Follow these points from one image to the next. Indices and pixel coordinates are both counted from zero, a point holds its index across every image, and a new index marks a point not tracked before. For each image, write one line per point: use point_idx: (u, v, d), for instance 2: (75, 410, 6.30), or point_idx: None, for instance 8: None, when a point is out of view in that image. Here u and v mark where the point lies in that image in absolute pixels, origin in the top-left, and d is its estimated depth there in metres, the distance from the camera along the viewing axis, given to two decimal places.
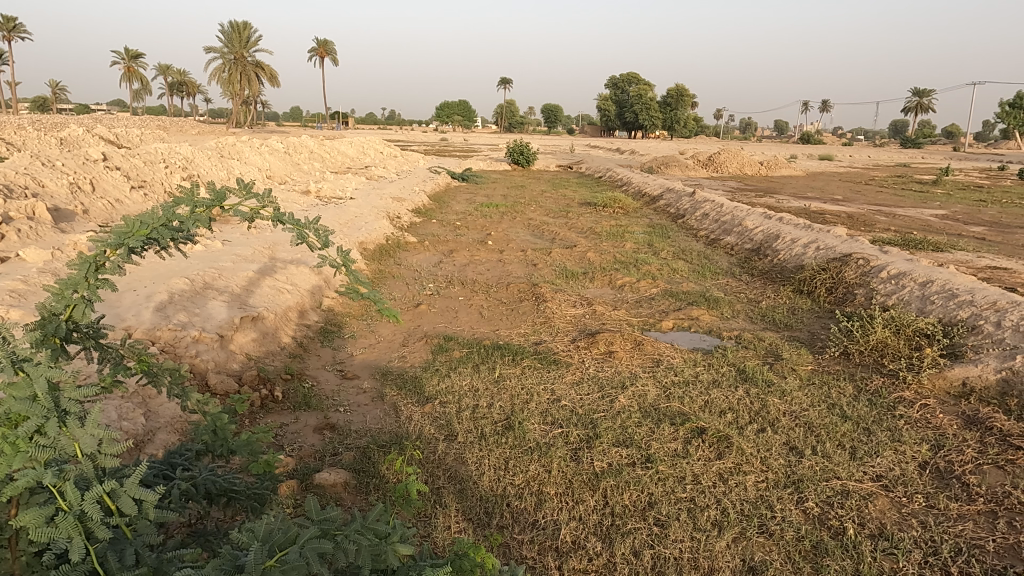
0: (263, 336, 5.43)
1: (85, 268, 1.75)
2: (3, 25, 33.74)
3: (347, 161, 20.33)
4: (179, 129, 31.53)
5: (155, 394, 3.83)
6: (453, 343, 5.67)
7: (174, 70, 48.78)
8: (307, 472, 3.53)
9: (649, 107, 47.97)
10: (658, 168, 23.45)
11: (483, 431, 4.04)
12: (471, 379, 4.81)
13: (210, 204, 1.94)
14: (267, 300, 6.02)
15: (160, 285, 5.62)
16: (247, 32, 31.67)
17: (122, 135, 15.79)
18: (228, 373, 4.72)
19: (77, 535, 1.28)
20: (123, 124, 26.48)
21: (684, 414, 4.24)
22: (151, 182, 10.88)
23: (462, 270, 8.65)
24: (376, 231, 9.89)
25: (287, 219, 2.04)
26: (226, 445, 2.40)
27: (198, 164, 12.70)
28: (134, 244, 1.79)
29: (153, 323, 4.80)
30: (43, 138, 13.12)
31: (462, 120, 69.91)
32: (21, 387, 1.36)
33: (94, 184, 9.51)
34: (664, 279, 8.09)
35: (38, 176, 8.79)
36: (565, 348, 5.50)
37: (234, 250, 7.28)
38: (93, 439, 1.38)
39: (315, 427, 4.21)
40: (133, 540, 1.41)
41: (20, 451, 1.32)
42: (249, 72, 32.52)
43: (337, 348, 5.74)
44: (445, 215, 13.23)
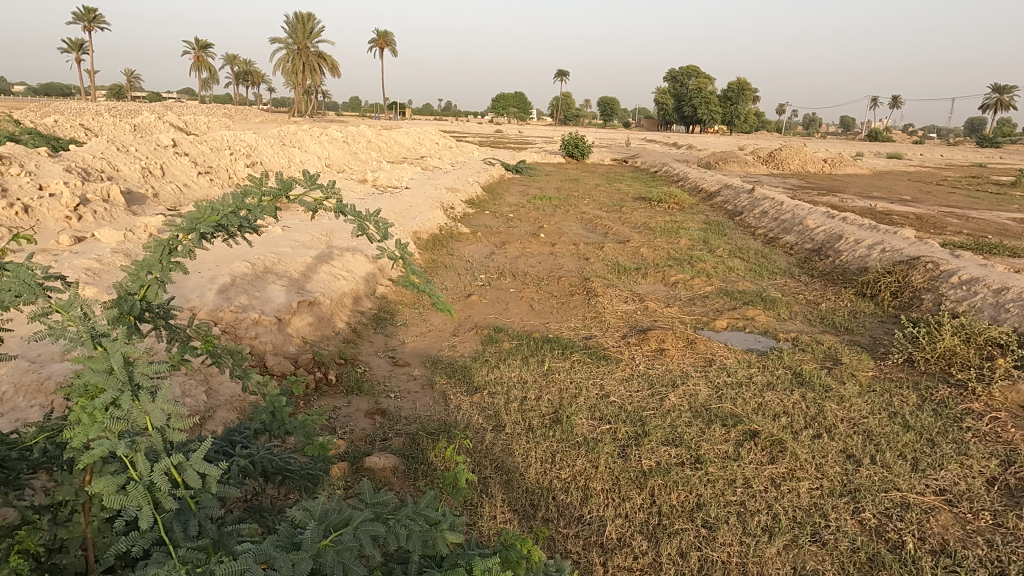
0: (319, 320, 5.57)
1: (159, 250, 1.81)
2: (84, 16, 35.44)
3: (403, 151, 20.65)
4: (244, 116, 32.57)
5: (216, 373, 3.99)
6: (503, 335, 5.69)
7: (241, 59, 50.31)
8: (358, 455, 3.61)
9: (708, 101, 46.84)
10: (716, 164, 22.93)
11: (531, 423, 4.05)
12: (521, 371, 4.82)
13: (276, 194, 1.97)
14: (324, 286, 6.19)
15: (223, 268, 5.83)
16: (311, 22, 32.37)
17: (190, 122, 16.40)
18: (285, 355, 4.87)
19: (145, 504, 1.33)
20: (191, 113, 27.52)
21: (736, 416, 4.15)
22: (217, 168, 11.28)
23: (514, 262, 8.67)
24: (430, 221, 10.01)
25: (349, 210, 2.06)
26: (283, 426, 2.46)
27: (261, 152, 13.09)
28: (204, 229, 1.84)
29: (216, 304, 4.99)
30: (118, 124, 13.75)
31: (518, 112, 69.88)
32: (99, 360, 1.42)
33: (164, 169, 9.92)
34: (719, 277, 7.93)
35: (113, 161, 9.24)
36: (615, 344, 5.45)
37: (293, 237, 7.49)
38: (162, 413, 1.42)
39: (366, 411, 4.30)
40: (197, 512, 1.46)
41: (96, 422, 1.38)
42: (312, 62, 33.21)
43: (389, 334, 5.84)
44: (499, 207, 13.27)
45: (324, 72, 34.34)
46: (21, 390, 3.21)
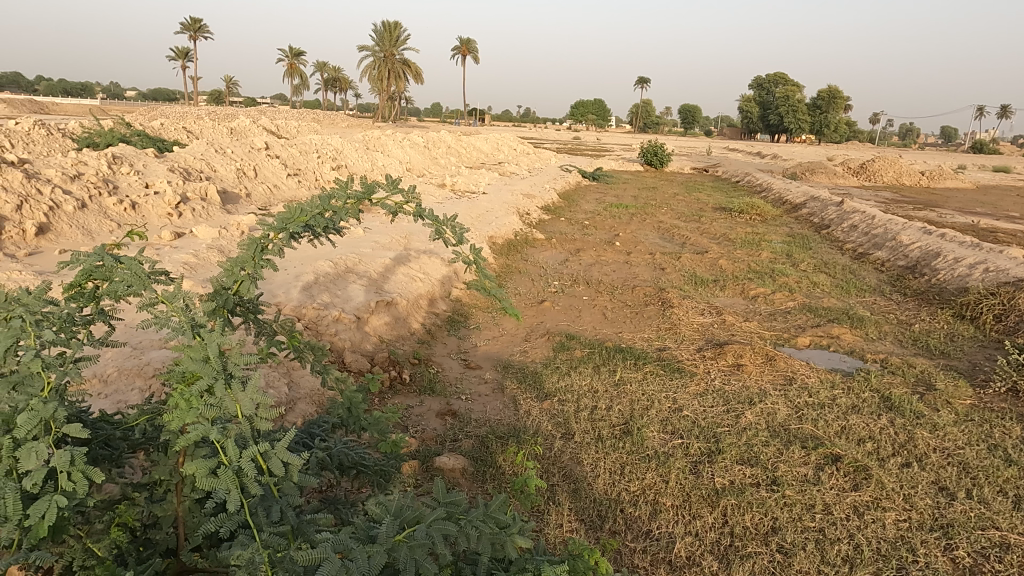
0: (396, 320, 5.72)
1: (252, 248, 1.90)
2: (191, 25, 37.82)
3: (482, 157, 20.93)
4: (331, 121, 33.88)
5: (298, 366, 4.16)
6: (575, 343, 5.66)
7: (331, 66, 52.36)
8: (428, 454, 3.67)
9: (796, 110, 45.14)
10: (803, 174, 22.06)
11: (601, 433, 4.00)
12: (591, 380, 4.78)
13: (361, 198, 2.03)
14: (401, 287, 6.35)
15: (307, 267, 6.08)
16: (398, 30, 33.30)
17: (282, 126, 17.23)
18: (362, 353, 5.02)
19: (233, 488, 1.40)
20: (282, 117, 28.91)
21: (817, 439, 3.97)
22: (305, 170, 11.77)
23: (589, 270, 8.63)
24: (506, 227, 10.10)
25: (427, 215, 2.10)
26: (359, 422, 2.53)
27: (347, 156, 13.59)
28: (293, 229, 1.92)
29: (300, 301, 5.21)
30: (217, 127, 14.61)
31: (597, 119, 69.58)
32: (196, 349, 1.50)
33: (257, 171, 10.46)
34: (802, 292, 7.62)
35: (212, 162, 9.82)
36: (690, 356, 5.32)
37: (374, 239, 7.73)
38: (251, 403, 1.49)
39: (438, 412, 4.38)
40: (280, 499, 1.52)
41: (192, 407, 1.47)
42: (397, 68, 34.15)
43: (463, 337, 5.92)
44: (574, 214, 13.24)
45: (408, 79, 35.23)
46: (123, 373, 3.45)
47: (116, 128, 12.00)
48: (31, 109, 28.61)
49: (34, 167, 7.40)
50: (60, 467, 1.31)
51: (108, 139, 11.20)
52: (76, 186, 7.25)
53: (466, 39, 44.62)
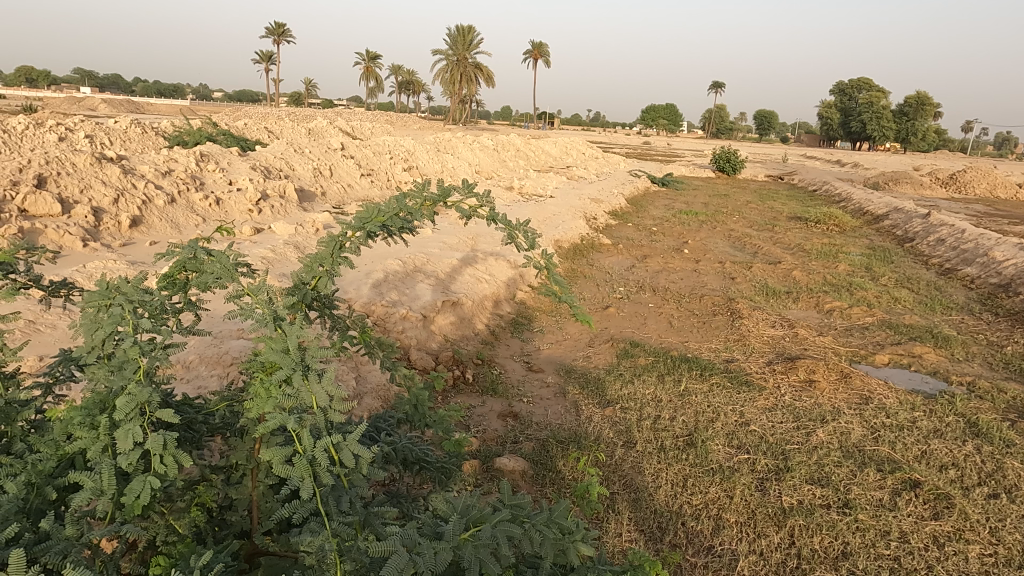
0: (461, 320, 5.80)
1: (331, 246, 1.96)
2: (275, 30, 39.40)
3: (550, 160, 20.94)
4: (404, 123, 34.60)
5: (366, 361, 4.27)
6: (639, 350, 5.59)
7: (406, 69, 53.50)
8: (489, 454, 3.70)
9: (881, 116, 43.10)
10: (886, 184, 21.04)
11: (663, 444, 3.93)
12: (655, 389, 4.71)
13: (436, 200, 2.07)
14: (468, 287, 6.43)
15: (378, 266, 6.25)
16: (471, 34, 33.70)
17: (357, 128, 17.75)
18: (427, 351, 5.11)
19: (307, 477, 1.45)
20: (357, 119, 29.77)
21: (894, 462, 3.78)
22: (378, 170, 12.08)
23: (655, 277, 8.50)
24: (572, 231, 10.07)
25: (500, 219, 2.11)
26: (424, 419, 2.58)
27: (418, 157, 13.87)
28: (371, 228, 1.97)
29: (370, 298, 5.35)
30: (297, 128, 15.18)
31: (668, 125, 68.45)
32: (276, 341, 1.56)
33: (332, 170, 10.81)
34: (881, 307, 7.28)
35: (291, 161, 10.22)
36: (759, 370, 5.16)
37: (442, 239, 7.86)
38: (326, 394, 1.54)
39: (499, 413, 4.40)
40: (349, 490, 1.55)
41: (271, 396, 1.53)
42: (469, 72, 34.59)
43: (526, 339, 5.93)
44: (642, 220, 13.06)
45: (480, 82, 35.60)
46: (204, 360, 3.64)
47: (204, 128, 12.65)
48: (129, 109, 30.52)
49: (130, 164, 7.90)
50: (151, 446, 1.39)
51: (197, 138, 11.83)
52: (166, 182, 7.69)
53: (538, 43, 44.72)
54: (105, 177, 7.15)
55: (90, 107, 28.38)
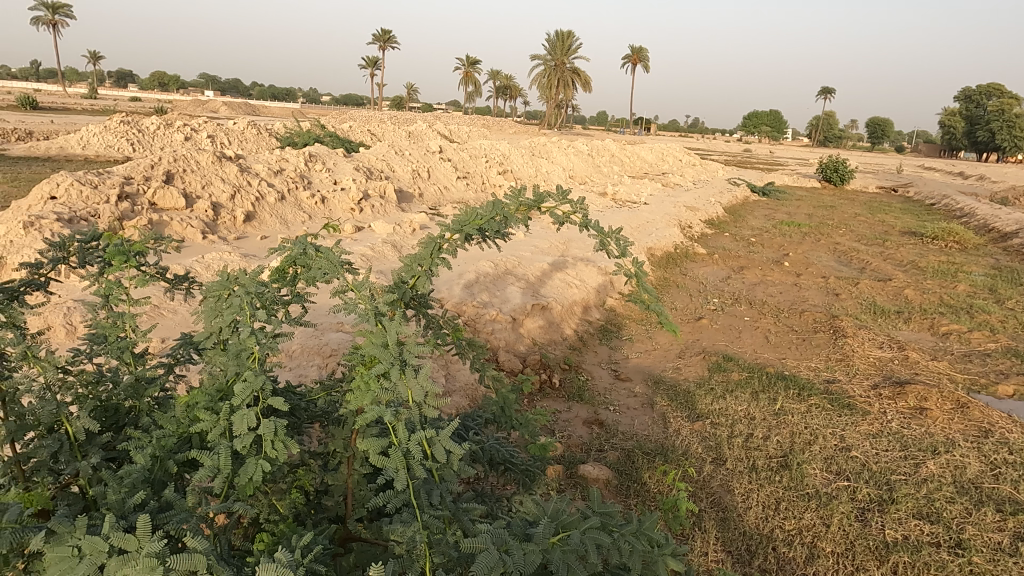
0: (549, 324, 5.81)
1: (430, 247, 2.01)
2: (380, 36, 40.97)
3: (645, 166, 20.62)
4: (500, 127, 35.08)
5: (455, 360, 4.36)
6: (732, 364, 5.39)
7: (504, 74, 54.18)
8: (574, 461, 3.69)
9: (1012, 125, 39.58)
10: (1017, 200, 19.29)
11: (755, 463, 3.78)
12: (748, 406, 4.52)
13: (531, 205, 2.08)
14: (558, 292, 6.44)
15: (470, 267, 6.37)
16: (570, 40, 33.69)
17: (455, 131, 18.18)
18: (515, 353, 5.15)
19: (401, 468, 1.49)
20: (454, 123, 30.47)
21: (1016, 503, 3.45)
22: (474, 173, 12.30)
23: (752, 289, 8.19)
24: (666, 239, 9.87)
25: (593, 225, 2.09)
26: (511, 420, 2.60)
27: (513, 161, 14.03)
28: (468, 231, 2.01)
29: (461, 299, 5.47)
30: (398, 130, 15.72)
31: (771, 132, 65.80)
32: (377, 336, 1.62)
33: (430, 173, 11.12)
34: (1006, 333, 6.68)
35: (391, 163, 10.60)
36: (863, 393, 4.85)
37: (533, 243, 7.92)
38: (421, 390, 1.58)
39: (585, 420, 4.37)
40: (440, 484, 1.58)
41: (370, 388, 1.59)
42: (567, 77, 34.57)
43: (614, 347, 5.86)
44: (740, 230, 12.61)
45: (577, 88, 35.52)
46: (306, 350, 3.83)
47: (313, 129, 13.33)
48: (246, 112, 32.55)
49: (246, 163, 8.44)
50: (262, 431, 1.47)
51: (306, 139, 12.49)
52: (277, 181, 8.16)
53: (637, 48, 44.16)
54: (224, 175, 7.67)
55: (213, 109, 30.61)
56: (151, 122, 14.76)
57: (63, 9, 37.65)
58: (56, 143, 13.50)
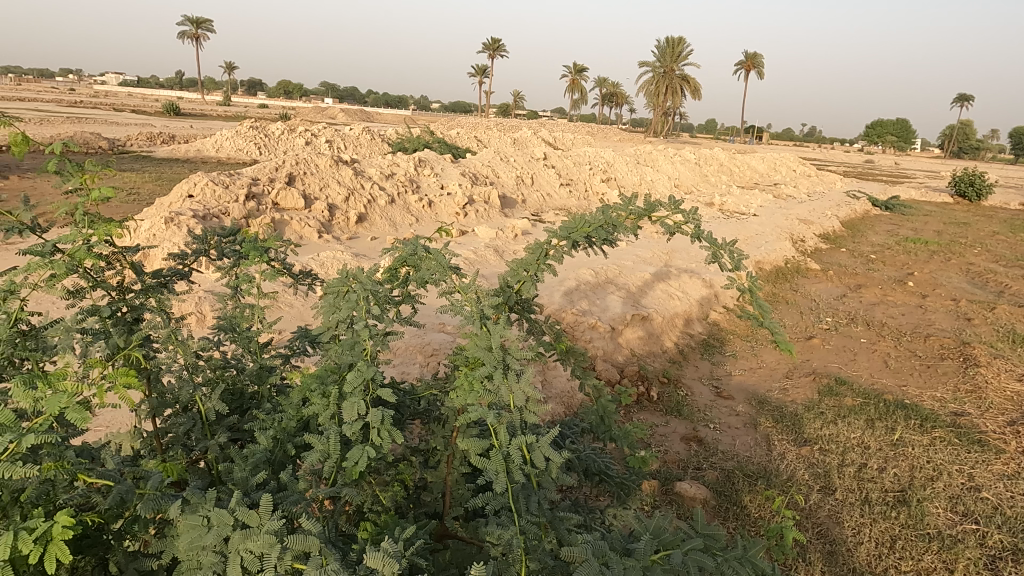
0: (649, 336, 5.70)
1: (537, 252, 2.02)
2: (491, 45, 41.82)
3: (755, 176, 19.83)
4: (605, 135, 34.84)
5: (552, 366, 4.36)
6: (846, 388, 5.07)
7: (610, 82, 53.80)
8: (670, 477, 3.59)
9: None
10: None
11: (869, 496, 3.53)
12: (863, 434, 4.23)
13: (641, 214, 2.04)
14: (659, 303, 6.31)
15: (570, 275, 6.37)
16: (681, 46, 32.98)
17: (559, 138, 18.26)
18: (613, 363, 5.10)
19: (501, 470, 1.51)
20: (559, 129, 30.59)
21: None
22: (577, 180, 12.28)
23: (870, 309, 7.67)
24: (776, 252, 9.44)
25: (705, 237, 2.03)
26: (609, 432, 2.57)
27: (617, 169, 13.90)
28: (576, 238, 2.01)
29: (561, 306, 5.47)
30: (504, 137, 15.98)
31: (897, 142, 61.43)
32: (482, 338, 1.65)
33: (533, 179, 11.22)
34: None
35: (496, 170, 10.79)
36: (997, 429, 4.41)
37: (635, 253, 7.81)
38: (524, 395, 1.59)
39: (683, 436, 4.25)
40: (538, 490, 1.59)
41: (474, 389, 1.63)
42: (676, 83, 33.81)
43: (717, 363, 5.66)
44: (858, 245, 11.85)
45: (686, 95, 34.65)
46: (409, 348, 3.97)
47: (423, 135, 13.79)
48: (361, 119, 34.04)
49: (361, 167, 8.86)
50: (371, 421, 1.54)
51: (416, 145, 12.94)
52: (388, 184, 8.51)
53: (751, 54, 42.57)
54: (340, 178, 8.09)
55: (331, 116, 32.37)
56: (277, 127, 15.81)
57: (204, 24, 40.99)
58: (195, 146, 14.74)
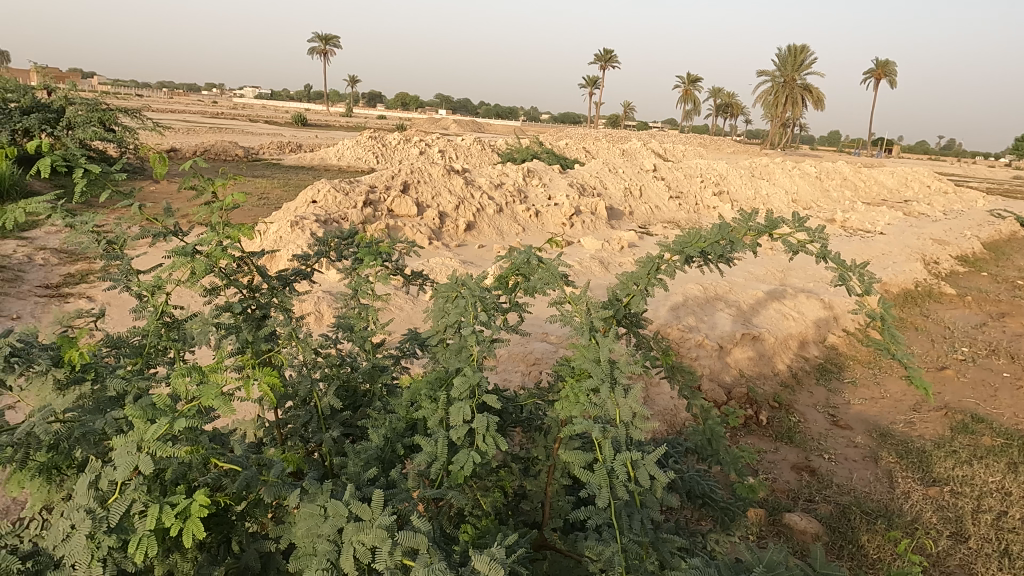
0: (760, 356, 5.45)
1: (647, 266, 1.99)
2: (603, 57, 41.74)
3: (884, 192, 18.51)
4: (718, 147, 33.75)
5: (656, 382, 4.26)
6: (984, 427, 4.60)
7: (725, 92, 52.16)
8: (778, 507, 3.41)
9: None
10: None
11: (1009, 549, 3.17)
12: (1003, 479, 3.82)
13: (762, 229, 1.95)
14: (772, 323, 6.03)
15: (677, 290, 6.23)
16: (803, 54, 31.45)
17: (670, 150, 17.90)
18: (719, 383, 4.92)
19: (605, 487, 1.49)
20: (669, 141, 29.98)
21: None
22: (687, 193, 11.98)
23: (1015, 341, 6.93)
24: (904, 275, 8.76)
25: (832, 257, 1.91)
26: (716, 455, 2.48)
27: (730, 182, 13.43)
28: (690, 253, 1.96)
29: (667, 321, 5.35)
30: (613, 148, 15.86)
31: None
32: (589, 351, 1.63)
33: (642, 192, 11.06)
34: None
35: (604, 181, 10.73)
36: None
37: (747, 270, 7.51)
38: (630, 411, 1.57)
39: (794, 465, 4.02)
40: (641, 510, 1.56)
41: (579, 403, 1.63)
42: (796, 94, 32.26)
43: (834, 389, 5.32)
44: (1002, 270, 10.76)
45: (808, 105, 32.97)
46: (512, 356, 4.02)
47: (532, 146, 13.95)
48: (473, 130, 34.88)
49: (472, 176, 9.10)
50: (477, 427, 1.57)
51: (525, 156, 13.11)
52: (497, 194, 8.68)
53: (882, 62, 39.91)
54: (451, 187, 8.34)
55: (443, 127, 33.44)
56: (394, 137, 16.54)
57: (332, 41, 43.77)
58: (319, 155, 15.69)
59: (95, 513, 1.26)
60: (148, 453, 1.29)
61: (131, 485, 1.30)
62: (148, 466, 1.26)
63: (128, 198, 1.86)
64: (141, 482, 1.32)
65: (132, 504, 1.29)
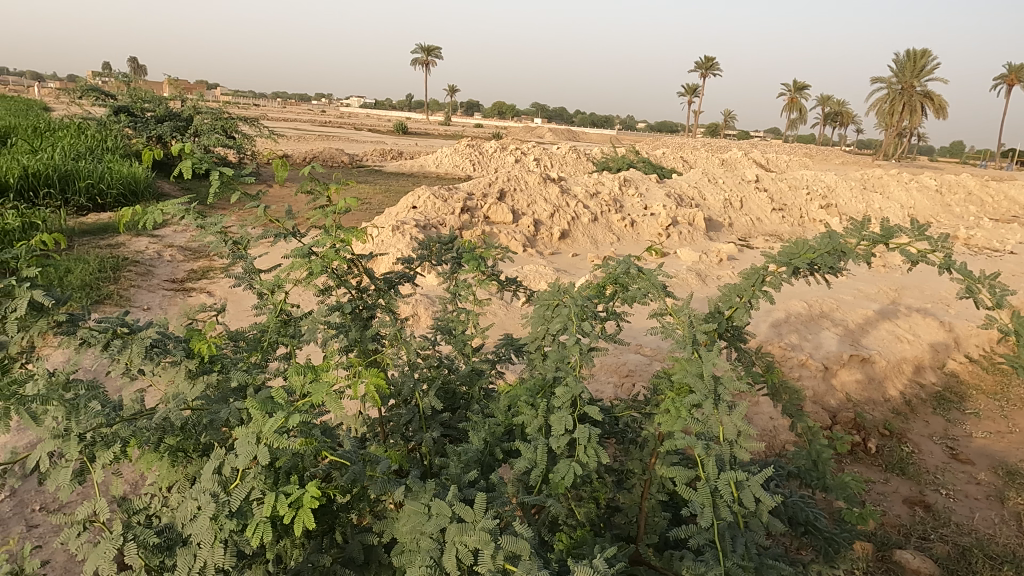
0: (870, 380, 5.12)
1: (752, 278, 1.91)
2: (704, 65, 40.71)
3: (1016, 208, 16.93)
4: (826, 158, 32.06)
5: (755, 401, 4.09)
6: None
7: (835, 101, 49.56)
8: (888, 542, 3.18)
9: None
10: None
11: None
12: None
13: (878, 239, 1.84)
14: (883, 345, 5.65)
15: (779, 306, 5.96)
16: (925, 59, 29.39)
17: (773, 161, 17.19)
18: (823, 406, 4.66)
19: (708, 506, 1.45)
20: (772, 151, 28.81)
21: None
22: (792, 205, 11.45)
23: None
24: None
25: (958, 267, 1.77)
26: (822, 480, 2.35)
27: (839, 194, 12.72)
28: (798, 264, 1.87)
29: (768, 339, 5.13)
30: (713, 158, 15.41)
31: None
32: (691, 364, 1.59)
33: (743, 203, 10.68)
34: None
35: (703, 192, 10.46)
36: None
37: (856, 287, 7.09)
38: (735, 429, 1.51)
39: (906, 498, 3.75)
40: (744, 532, 1.50)
41: (681, 417, 1.59)
42: (915, 102, 30.18)
43: (953, 419, 4.92)
44: None
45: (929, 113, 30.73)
46: (605, 367, 3.98)
47: (628, 155, 13.78)
48: (569, 138, 34.82)
49: (567, 185, 9.11)
50: (577, 437, 1.57)
51: (621, 165, 12.98)
52: (593, 204, 8.63)
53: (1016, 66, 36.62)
54: (547, 195, 8.38)
55: (538, 136, 33.68)
56: (492, 146, 16.79)
57: (435, 53, 45.27)
58: (419, 162, 16.16)
59: (219, 497, 1.35)
60: (266, 444, 1.37)
61: (252, 473, 1.37)
62: (265, 456, 1.34)
63: (253, 201, 1.97)
64: (260, 471, 1.39)
65: (251, 491, 1.37)
